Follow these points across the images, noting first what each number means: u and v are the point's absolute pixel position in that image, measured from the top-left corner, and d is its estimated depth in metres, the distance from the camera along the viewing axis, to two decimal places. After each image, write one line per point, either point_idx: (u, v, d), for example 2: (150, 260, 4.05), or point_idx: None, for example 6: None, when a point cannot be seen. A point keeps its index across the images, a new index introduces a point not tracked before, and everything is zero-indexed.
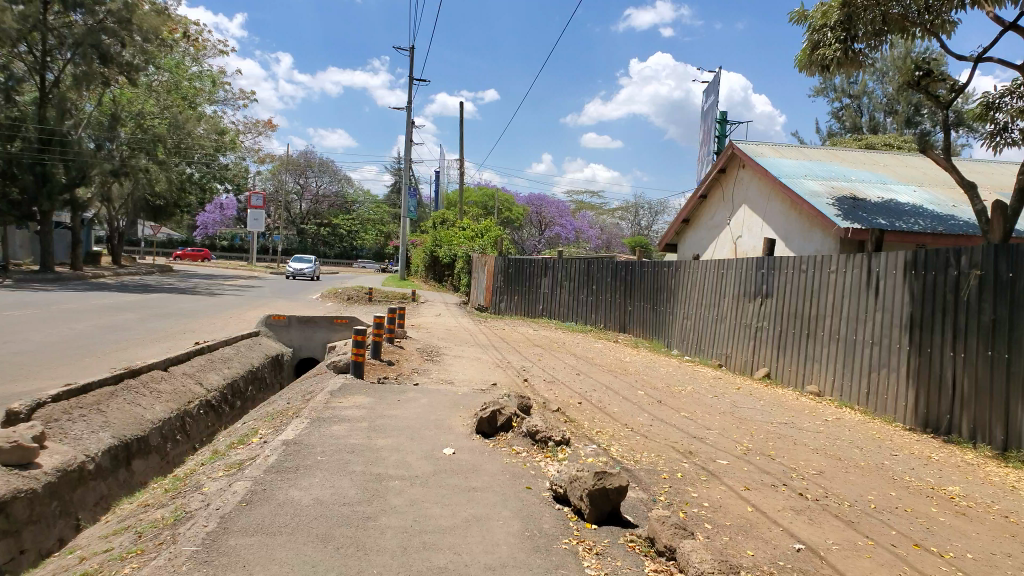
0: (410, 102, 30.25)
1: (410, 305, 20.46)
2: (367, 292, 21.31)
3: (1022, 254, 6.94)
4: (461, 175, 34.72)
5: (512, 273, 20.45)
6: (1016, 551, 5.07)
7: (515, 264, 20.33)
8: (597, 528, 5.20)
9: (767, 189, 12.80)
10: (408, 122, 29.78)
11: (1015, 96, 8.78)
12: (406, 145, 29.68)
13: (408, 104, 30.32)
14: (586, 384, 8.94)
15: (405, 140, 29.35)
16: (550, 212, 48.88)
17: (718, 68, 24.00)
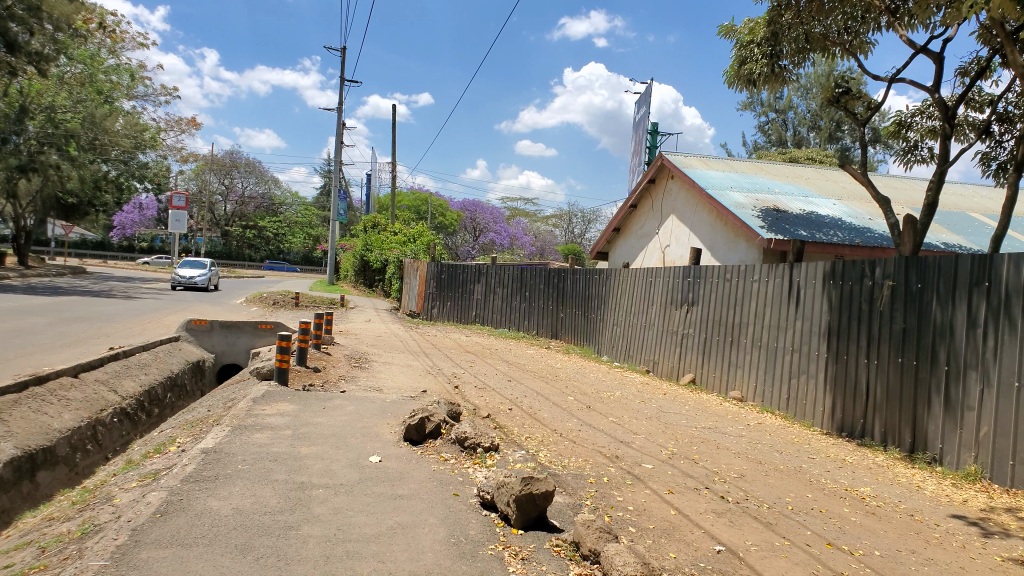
0: (342, 104, 29.83)
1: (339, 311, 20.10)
2: (295, 297, 20.87)
3: (930, 267, 7.34)
4: (394, 179, 34.39)
5: (445, 279, 20.36)
6: (921, 548, 5.31)
7: (447, 270, 20.27)
8: (524, 533, 5.22)
9: (694, 199, 13.11)
10: (339, 125, 29.35)
11: (926, 116, 9.25)
12: (338, 147, 29.22)
13: (340, 106, 29.89)
14: (517, 390, 8.96)
15: (336, 141, 28.93)
16: (484, 218, 49.24)
17: (649, 80, 24.52)
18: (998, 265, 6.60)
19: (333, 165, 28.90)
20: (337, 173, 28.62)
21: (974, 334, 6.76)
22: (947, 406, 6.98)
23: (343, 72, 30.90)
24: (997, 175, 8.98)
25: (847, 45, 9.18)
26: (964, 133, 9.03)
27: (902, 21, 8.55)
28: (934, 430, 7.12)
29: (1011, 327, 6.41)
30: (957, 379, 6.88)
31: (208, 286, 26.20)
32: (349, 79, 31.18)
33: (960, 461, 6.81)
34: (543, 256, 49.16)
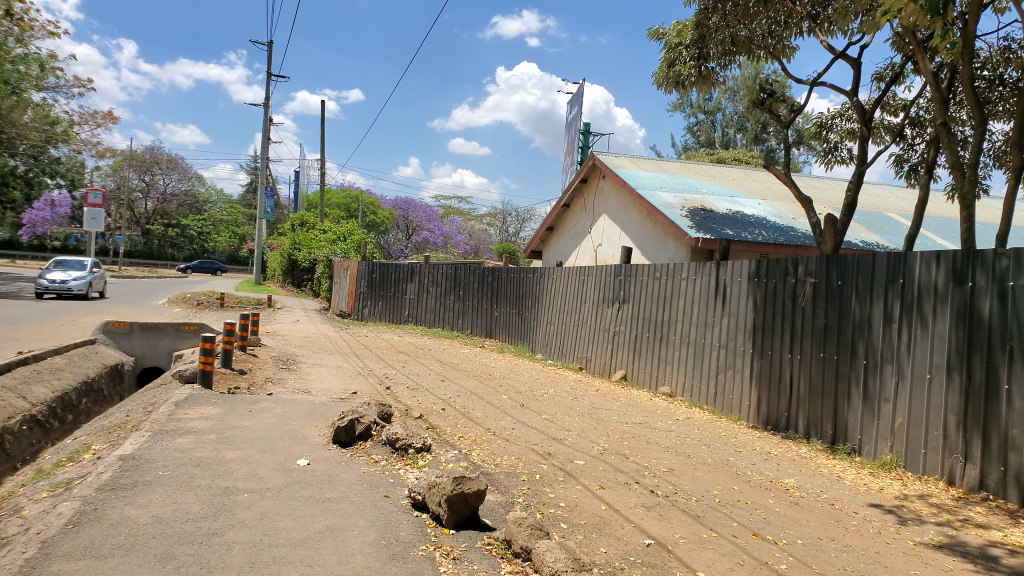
0: (270, 99, 29.21)
1: (267, 312, 19.63)
2: (220, 298, 20.31)
3: (849, 265, 7.62)
4: (324, 177, 33.72)
5: (377, 278, 20.14)
6: (839, 536, 5.51)
7: (379, 269, 20.08)
8: (455, 533, 5.19)
9: (625, 199, 13.31)
10: (266, 121, 28.69)
11: (845, 118, 9.61)
12: (265, 143, 28.56)
13: (267, 101, 29.25)
14: (450, 390, 8.91)
15: (263, 138, 28.30)
16: (417, 216, 48.82)
17: (581, 81, 24.85)
18: (911, 263, 6.91)
19: (260, 162, 28.16)
20: (265, 169, 27.93)
21: (890, 329, 7.06)
22: (865, 398, 7.28)
23: (271, 67, 30.19)
24: (910, 177, 9.39)
25: (770, 49, 9.48)
26: (880, 136, 9.41)
27: (822, 27, 8.85)
28: (853, 422, 7.42)
29: (923, 323, 6.72)
30: (874, 372, 7.19)
31: (85, 292, 20.99)
32: (277, 74, 30.50)
33: (877, 451, 7.12)
34: (478, 255, 49.05)
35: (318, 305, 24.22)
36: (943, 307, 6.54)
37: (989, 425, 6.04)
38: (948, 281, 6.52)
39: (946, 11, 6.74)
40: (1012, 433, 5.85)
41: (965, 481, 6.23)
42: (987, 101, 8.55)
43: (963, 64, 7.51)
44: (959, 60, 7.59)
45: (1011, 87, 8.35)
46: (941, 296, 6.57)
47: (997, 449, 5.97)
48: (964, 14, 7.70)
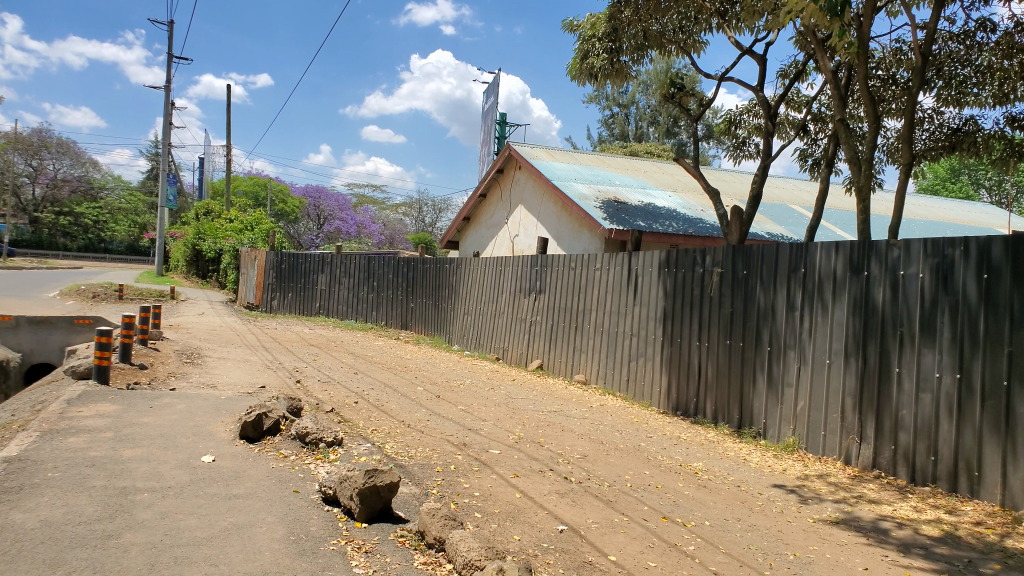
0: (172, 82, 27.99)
1: (170, 304, 18.86)
2: (118, 290, 19.38)
3: (754, 255, 7.90)
4: (230, 164, 32.54)
5: (286, 269, 19.74)
6: (744, 516, 5.72)
7: (289, 260, 19.64)
8: (368, 527, 5.12)
9: (541, 190, 13.42)
10: (168, 105, 27.48)
11: (752, 114, 9.95)
12: (167, 128, 27.37)
13: (169, 84, 28.00)
14: (363, 383, 8.78)
15: (164, 122, 27.13)
16: (329, 206, 47.72)
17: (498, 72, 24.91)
18: (811, 253, 7.22)
19: (161, 146, 26.87)
20: (166, 154, 26.75)
21: (792, 316, 7.37)
22: (769, 383, 7.58)
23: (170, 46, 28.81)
24: (812, 170, 9.80)
25: (682, 44, 9.72)
26: (785, 131, 9.77)
27: (729, 23, 9.17)
28: (758, 406, 7.72)
29: (823, 310, 7.04)
30: (778, 358, 7.49)
31: None
32: (178, 56, 29.17)
33: (780, 434, 7.43)
34: (394, 246, 48.22)
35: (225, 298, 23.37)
36: (841, 295, 6.87)
37: (881, 407, 6.41)
38: (846, 270, 6.85)
39: (844, 12, 7.05)
40: (902, 414, 6.24)
41: (860, 460, 6.59)
42: (882, 99, 9.01)
43: (859, 64, 7.86)
44: (855, 60, 7.95)
45: (902, 86, 8.83)
46: (840, 285, 6.90)
47: (888, 429, 6.35)
48: (859, 16, 8.07)
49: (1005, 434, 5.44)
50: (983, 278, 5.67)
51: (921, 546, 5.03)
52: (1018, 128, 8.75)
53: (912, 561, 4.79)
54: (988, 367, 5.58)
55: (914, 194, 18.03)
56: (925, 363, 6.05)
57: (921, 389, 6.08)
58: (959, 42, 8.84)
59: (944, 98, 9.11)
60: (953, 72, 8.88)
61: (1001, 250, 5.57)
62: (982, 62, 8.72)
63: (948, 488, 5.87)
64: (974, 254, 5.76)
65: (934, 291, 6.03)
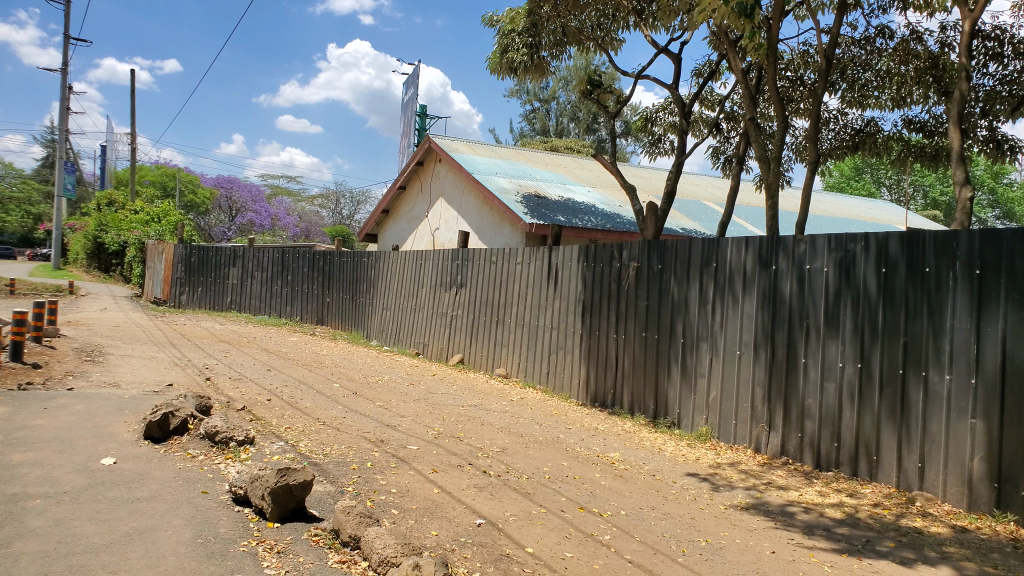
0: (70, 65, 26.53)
1: (68, 299, 17.91)
2: (9, 284, 18.27)
3: (668, 249, 8.08)
4: (135, 153, 31.17)
5: (195, 262, 19.10)
6: (658, 504, 5.86)
7: (199, 253, 18.99)
8: (280, 527, 5.00)
9: (461, 183, 13.39)
10: (65, 89, 26.05)
11: (667, 112, 10.17)
12: (65, 114, 25.95)
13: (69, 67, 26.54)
14: (277, 380, 8.57)
15: (62, 108, 25.74)
16: (242, 195, 45.39)
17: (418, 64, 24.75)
18: (723, 248, 7.43)
19: (58, 132, 25.43)
20: (64, 139, 25.36)
21: (704, 309, 7.58)
22: (683, 373, 7.78)
23: (68, 26, 27.25)
24: (724, 167, 10.09)
25: (600, 41, 9.81)
26: (698, 129, 10.01)
27: (646, 22, 9.36)
28: (673, 396, 7.91)
29: (734, 303, 7.27)
30: (691, 349, 7.70)
31: None
32: (77, 37, 27.65)
33: (694, 423, 7.64)
34: (309, 239, 47.31)
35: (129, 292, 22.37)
36: (751, 288, 7.10)
37: (789, 396, 6.67)
38: (755, 265, 7.09)
39: (754, 14, 7.29)
40: (808, 402, 6.51)
41: (769, 448, 6.85)
42: (791, 99, 9.36)
43: (768, 65, 8.12)
44: (764, 61, 8.21)
45: (809, 87, 9.18)
46: (749, 278, 7.13)
47: (795, 417, 6.62)
48: (769, 19, 8.33)
49: (900, 420, 5.75)
50: (881, 272, 5.96)
51: (823, 528, 5.27)
52: (914, 130, 9.23)
53: (816, 543, 5.00)
54: (886, 356, 5.88)
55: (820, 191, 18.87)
56: (829, 354, 6.33)
57: (826, 378, 6.35)
58: (860, 47, 9.27)
59: (848, 100, 9.53)
60: (856, 75, 9.30)
61: (897, 245, 5.87)
62: (883, 66, 9.16)
63: (850, 472, 6.17)
64: (873, 249, 6.05)
65: (838, 284, 6.31)
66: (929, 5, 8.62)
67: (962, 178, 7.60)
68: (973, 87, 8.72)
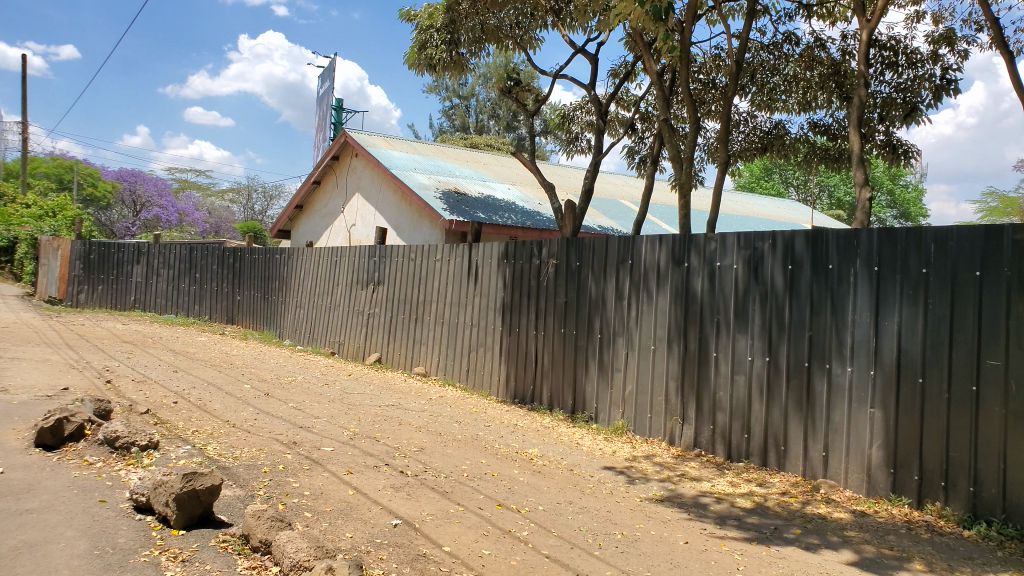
0: None
1: None
2: None
3: (586, 247, 8.18)
4: (27, 143, 29.40)
5: (95, 259, 18.21)
6: (575, 498, 5.93)
7: (99, 249, 18.13)
8: (186, 534, 4.80)
9: (379, 179, 13.23)
10: None
11: (585, 110, 10.29)
12: None
13: None
14: (183, 381, 8.25)
15: None
16: (147, 189, 42.22)
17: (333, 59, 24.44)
18: (638, 246, 7.58)
19: None
20: None
21: (621, 305, 7.71)
22: (600, 368, 7.90)
23: None
24: (639, 167, 10.29)
25: (518, 40, 9.85)
26: (615, 129, 10.17)
27: (564, 22, 9.49)
28: (590, 391, 8.02)
29: (648, 299, 7.42)
30: (608, 345, 7.82)
31: None
32: None
33: (610, 417, 7.77)
34: (219, 235, 45.89)
35: (23, 292, 21.10)
36: (664, 285, 7.26)
37: (701, 389, 6.86)
38: (668, 262, 7.25)
39: (668, 18, 7.44)
40: (719, 395, 6.71)
41: (683, 440, 7.02)
42: (703, 101, 9.62)
43: (681, 68, 8.31)
44: (678, 64, 8.39)
45: (720, 89, 9.47)
46: (663, 275, 7.29)
47: (708, 410, 6.81)
48: (682, 22, 8.52)
49: (806, 410, 5.99)
50: (788, 269, 6.20)
51: (735, 518, 5.43)
52: (819, 133, 9.64)
53: (727, 532, 5.15)
54: (792, 350, 6.12)
55: (728, 189, 19.55)
56: (739, 348, 6.54)
57: (736, 371, 6.56)
58: (769, 52, 9.60)
59: (756, 103, 9.87)
60: (765, 79, 9.63)
61: (803, 243, 6.11)
62: (789, 72, 9.54)
63: (759, 462, 6.39)
64: (781, 247, 6.28)
65: (746, 281, 6.52)
66: (831, 14, 9.02)
67: (861, 178, 7.98)
68: (871, 93, 9.16)
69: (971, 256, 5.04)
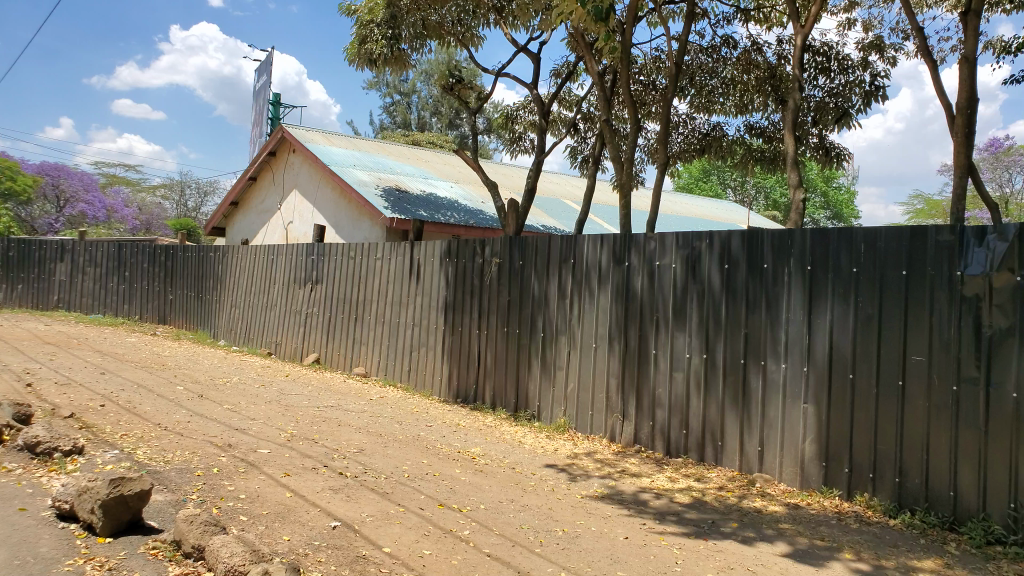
0: None
1: None
2: None
3: (528, 246, 8.20)
4: None
5: (14, 257, 17.45)
6: (517, 496, 5.94)
7: (19, 246, 17.37)
8: (113, 541, 4.63)
9: (317, 175, 13.01)
10: None
11: (528, 110, 10.32)
12: None
13: None
14: (111, 384, 7.95)
15: None
16: (71, 185, 39.52)
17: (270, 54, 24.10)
18: (579, 245, 7.63)
19: None
20: None
21: (562, 304, 7.76)
22: (542, 366, 7.94)
23: None
24: (582, 167, 10.37)
25: (460, 37, 9.91)
26: (557, 128, 10.23)
27: (506, 20, 9.56)
28: (533, 389, 8.05)
29: (590, 298, 7.48)
30: (550, 343, 7.86)
31: None
32: None
33: (552, 415, 7.81)
34: (150, 233, 44.54)
35: None
36: (606, 284, 7.33)
37: (641, 386, 6.95)
38: (609, 261, 7.32)
39: (609, 19, 7.51)
40: (658, 392, 6.81)
41: (623, 437, 7.11)
42: (644, 102, 9.75)
43: (622, 68, 8.39)
44: (619, 64, 8.47)
45: (661, 91, 9.61)
46: (604, 274, 7.36)
47: (647, 406, 6.90)
48: (623, 24, 8.62)
49: (742, 406, 6.12)
50: (725, 268, 6.32)
51: (674, 513, 5.51)
52: (755, 135, 9.88)
53: (666, 527, 5.23)
54: (728, 347, 6.25)
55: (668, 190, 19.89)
56: (678, 345, 6.65)
57: (674, 368, 6.67)
58: (707, 55, 9.78)
59: (695, 105, 10.05)
60: (703, 81, 9.82)
61: (739, 243, 6.24)
62: (727, 74, 9.74)
63: (697, 457, 6.51)
64: (718, 246, 6.40)
65: (685, 279, 6.63)
66: (768, 19, 9.24)
67: (796, 180, 8.19)
68: (805, 97, 9.42)
69: (897, 255, 5.21)
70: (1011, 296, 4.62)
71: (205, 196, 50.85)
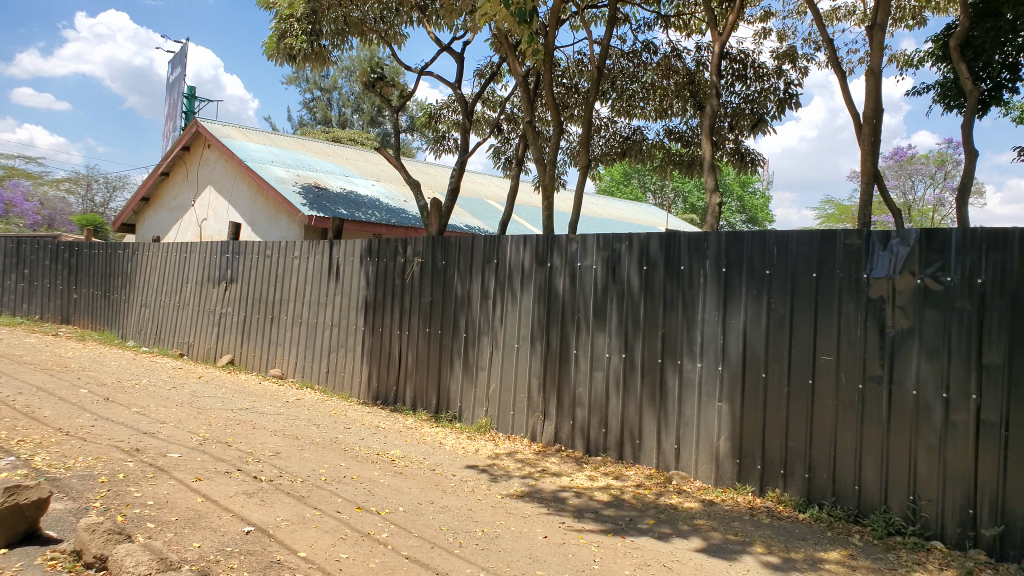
0: None
1: None
2: None
3: (451, 246, 8.19)
4: None
5: None
6: (437, 498, 5.92)
7: None
8: (6, 553, 4.39)
9: (234, 170, 12.69)
10: None
11: (451, 109, 10.30)
12: None
13: None
14: (7, 387, 7.56)
15: None
16: None
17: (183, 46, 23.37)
18: (503, 246, 7.67)
19: None
20: None
21: (485, 304, 7.78)
22: (464, 367, 7.94)
23: None
24: (506, 167, 10.40)
25: (382, 34, 9.87)
26: (481, 129, 10.25)
27: (430, 19, 9.56)
28: (454, 390, 8.04)
29: (512, 297, 7.52)
30: (473, 343, 7.88)
31: None
32: None
33: (474, 415, 7.83)
34: (52, 227, 42.33)
35: None
36: (528, 285, 7.38)
37: (562, 386, 7.03)
38: (532, 262, 7.38)
39: (532, 21, 7.57)
40: (578, 391, 6.90)
41: (544, 436, 7.18)
42: (566, 104, 9.88)
43: (545, 71, 8.46)
44: (542, 66, 8.54)
45: (582, 95, 9.75)
46: (527, 275, 7.41)
47: (568, 406, 6.99)
48: (545, 26, 8.70)
49: (659, 405, 6.27)
50: (643, 269, 6.45)
51: (592, 511, 5.60)
52: (674, 139, 10.13)
53: (584, 525, 5.31)
54: (646, 347, 6.39)
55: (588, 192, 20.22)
56: (598, 345, 6.75)
57: (595, 367, 6.78)
58: (629, 60, 9.94)
59: (617, 109, 10.21)
60: (624, 86, 9.98)
61: (657, 245, 6.38)
62: (647, 79, 9.94)
63: (616, 455, 6.62)
64: (637, 248, 6.52)
65: (605, 281, 6.74)
66: (687, 26, 9.49)
67: (712, 185, 8.43)
68: (722, 103, 9.69)
69: (807, 260, 5.42)
70: (912, 299, 4.86)
71: (116, 191, 48.81)
